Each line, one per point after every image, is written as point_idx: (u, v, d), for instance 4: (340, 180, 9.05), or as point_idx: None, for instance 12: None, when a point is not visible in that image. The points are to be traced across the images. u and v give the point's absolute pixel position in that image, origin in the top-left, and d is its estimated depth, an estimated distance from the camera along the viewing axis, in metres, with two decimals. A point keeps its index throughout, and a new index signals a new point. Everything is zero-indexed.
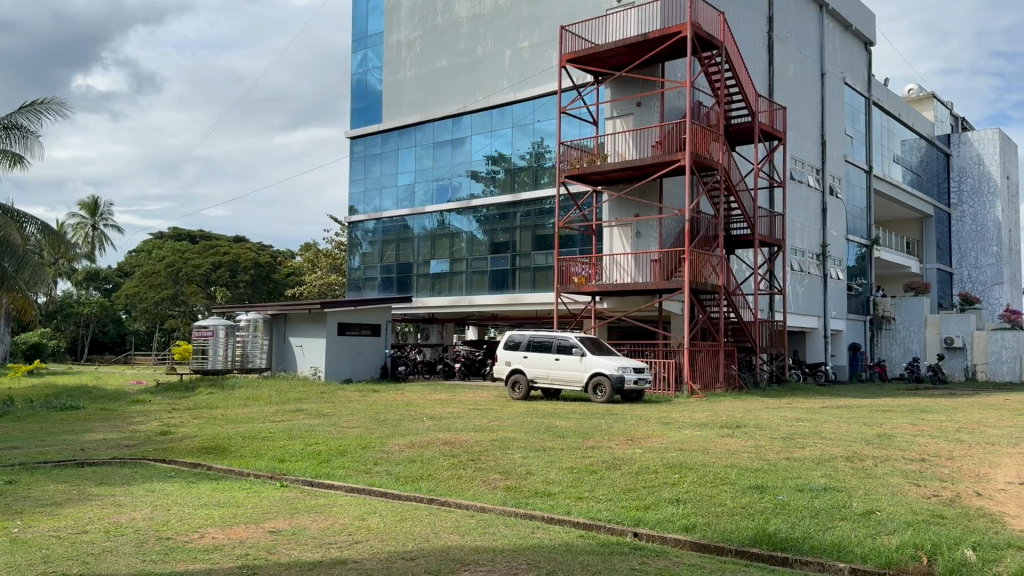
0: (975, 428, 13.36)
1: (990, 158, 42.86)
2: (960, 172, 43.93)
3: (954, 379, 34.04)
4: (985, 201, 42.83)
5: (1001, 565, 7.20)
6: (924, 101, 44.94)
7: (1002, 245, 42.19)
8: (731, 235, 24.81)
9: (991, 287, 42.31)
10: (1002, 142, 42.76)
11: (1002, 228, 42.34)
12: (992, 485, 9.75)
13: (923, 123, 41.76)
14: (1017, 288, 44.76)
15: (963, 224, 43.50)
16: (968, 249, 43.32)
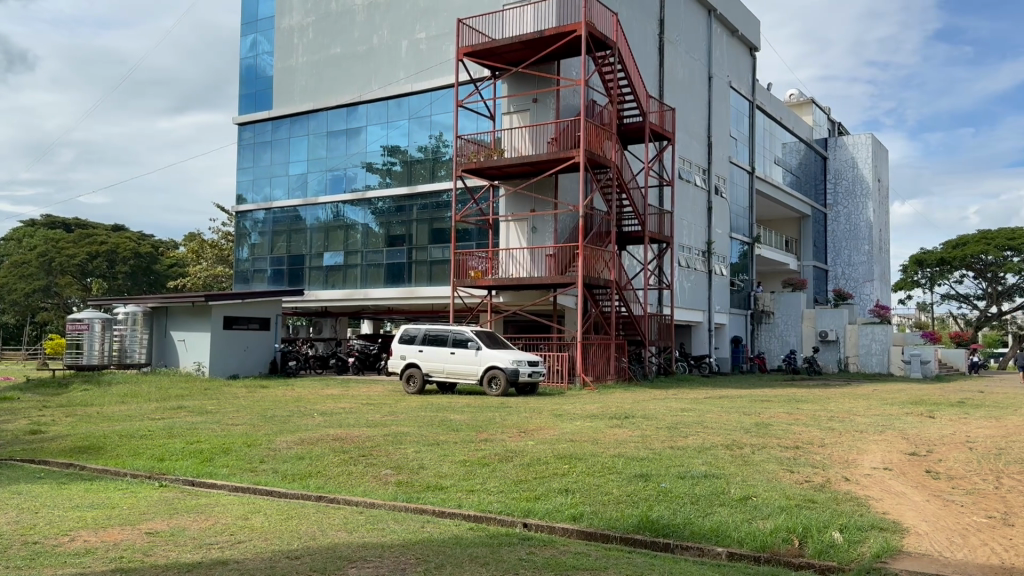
0: (845, 416, 14.22)
1: (863, 162, 45.61)
2: (836, 174, 46.55)
3: (828, 371, 36.21)
4: (858, 202, 45.59)
5: (864, 545, 7.70)
6: (804, 105, 47.32)
7: (872, 244, 45.01)
8: (622, 232, 25.44)
9: (863, 284, 45.18)
10: (873, 147, 45.59)
11: (873, 228, 45.17)
12: (859, 470, 10.41)
13: (802, 127, 43.98)
14: (885, 285, 47.89)
15: (838, 224, 46.15)
16: (842, 247, 46.01)
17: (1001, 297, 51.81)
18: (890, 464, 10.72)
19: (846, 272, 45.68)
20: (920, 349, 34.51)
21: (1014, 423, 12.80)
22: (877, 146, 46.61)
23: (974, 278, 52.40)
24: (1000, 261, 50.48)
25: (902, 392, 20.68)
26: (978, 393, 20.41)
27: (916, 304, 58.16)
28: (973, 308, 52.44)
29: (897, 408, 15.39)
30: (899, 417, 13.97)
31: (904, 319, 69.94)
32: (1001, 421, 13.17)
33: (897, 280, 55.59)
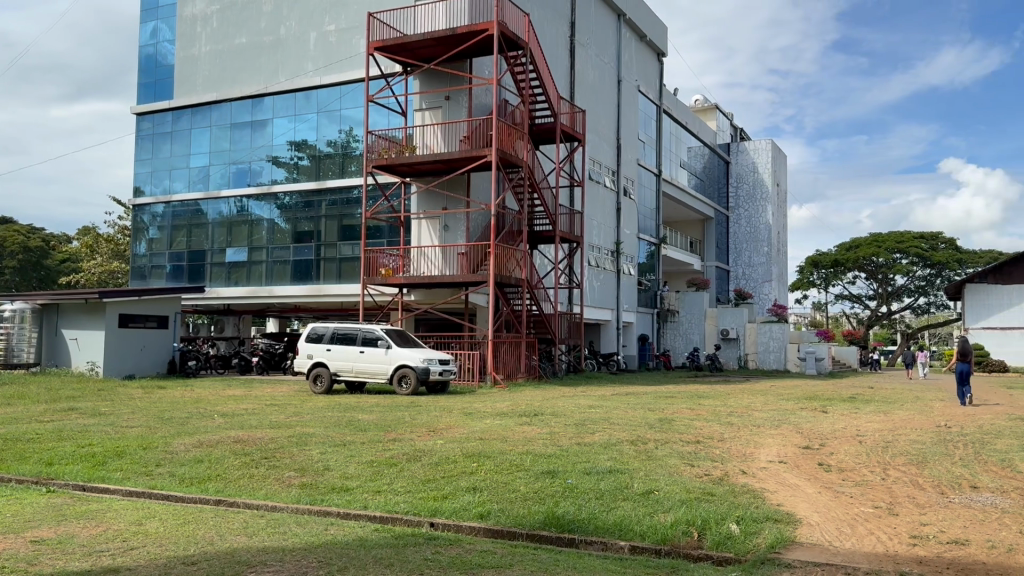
0: (743, 411, 14.77)
1: (763, 167, 47.47)
2: (738, 178, 48.28)
3: (729, 367, 37.35)
4: (758, 206, 47.43)
5: (759, 536, 8.00)
6: (708, 111, 48.87)
7: (771, 246, 46.89)
8: (533, 231, 25.64)
9: (762, 284, 47.01)
10: (773, 153, 47.52)
11: (772, 230, 47.05)
12: (756, 463, 10.82)
13: (706, 131, 45.40)
14: (782, 285, 49.98)
15: (739, 226, 47.86)
16: (743, 249, 47.76)
17: (889, 298, 54.90)
18: (785, 457, 11.18)
19: (746, 272, 47.45)
20: (814, 346, 36.31)
21: (898, 417, 13.58)
22: (776, 152, 48.58)
23: (865, 279, 55.28)
24: (889, 263, 53.46)
25: (799, 388, 21.68)
26: (868, 389, 21.61)
27: (811, 304, 60.91)
28: (864, 308, 55.34)
29: (792, 403, 16.10)
30: (794, 412, 14.61)
31: (799, 318, 73.20)
32: (887, 415, 13.93)
33: (794, 280, 57.99)
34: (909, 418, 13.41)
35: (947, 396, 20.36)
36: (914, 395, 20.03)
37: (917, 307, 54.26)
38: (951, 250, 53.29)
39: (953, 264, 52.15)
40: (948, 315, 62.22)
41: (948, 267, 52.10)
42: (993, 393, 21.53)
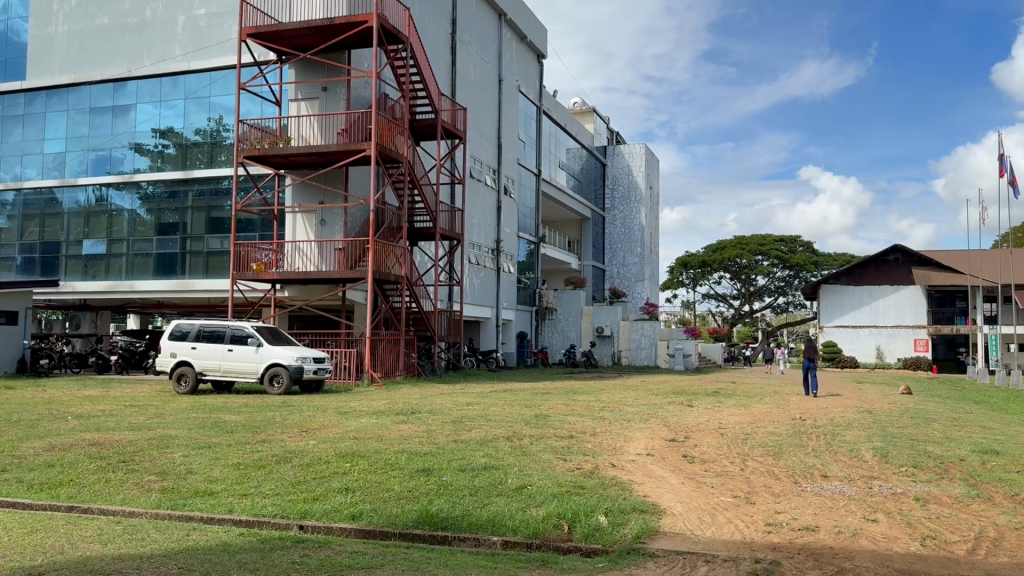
0: (615, 406, 15.22)
1: (637, 170, 49.12)
2: (614, 180, 49.71)
3: (603, 364, 38.57)
4: (632, 207, 49.00)
5: (626, 527, 8.26)
6: (586, 114, 50.09)
7: (644, 246, 48.56)
8: (413, 228, 25.45)
9: (635, 284, 48.61)
10: (646, 157, 49.26)
11: (645, 231, 48.73)
12: (625, 456, 11.17)
13: (583, 134, 46.48)
14: (654, 284, 51.88)
15: (614, 227, 49.30)
16: (617, 249, 49.21)
17: (752, 297, 58.08)
18: (652, 449, 11.60)
19: (620, 272, 48.94)
20: (682, 342, 37.96)
21: (758, 410, 14.36)
22: (650, 156, 50.35)
23: (730, 280, 58.20)
24: (752, 264, 56.54)
25: (667, 383, 22.59)
26: (731, 384, 22.78)
27: (681, 303, 63.53)
28: (729, 307, 58.29)
29: (662, 398, 16.74)
30: (662, 407, 15.18)
31: (670, 316, 76.28)
32: (747, 408, 14.72)
33: (665, 280, 60.20)
34: (767, 411, 14.21)
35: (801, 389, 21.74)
36: (771, 389, 21.26)
37: (777, 306, 57.68)
38: (808, 252, 56.95)
39: (809, 266, 55.77)
40: (804, 314, 66.48)
41: (804, 269, 55.67)
42: (842, 387, 23.15)
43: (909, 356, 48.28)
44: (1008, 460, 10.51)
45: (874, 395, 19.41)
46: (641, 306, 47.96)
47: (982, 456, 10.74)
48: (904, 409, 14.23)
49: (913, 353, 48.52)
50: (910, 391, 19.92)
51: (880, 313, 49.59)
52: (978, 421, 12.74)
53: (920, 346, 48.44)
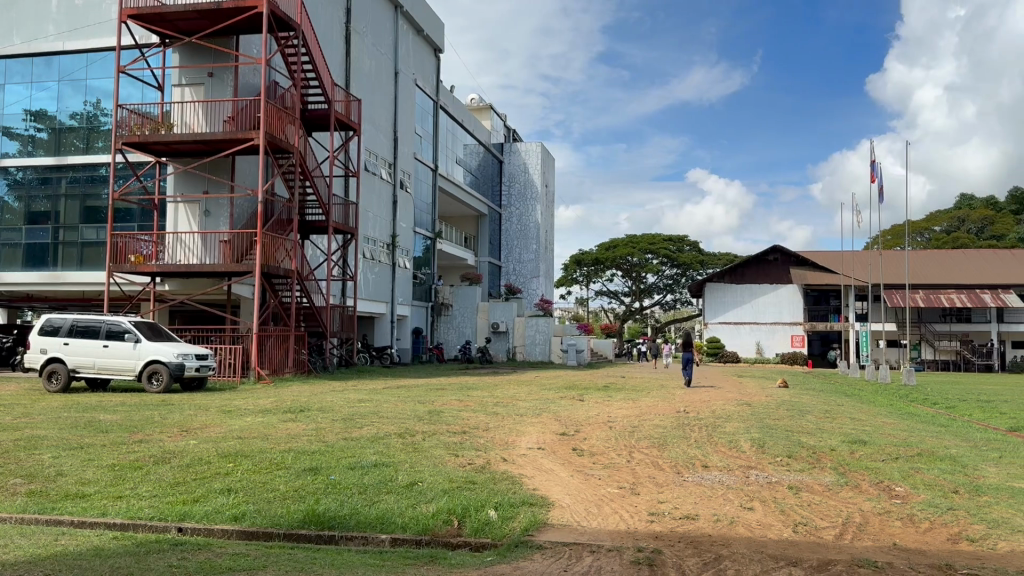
0: (508, 402, 15.34)
1: (533, 168, 49.66)
2: (510, 177, 50.06)
3: (498, 359, 38.78)
4: (528, 204, 49.50)
5: (516, 520, 8.34)
6: (483, 110, 50.24)
7: (539, 244, 49.16)
8: (305, 221, 24.85)
9: (531, 280, 49.19)
10: (542, 156, 49.89)
11: (541, 228, 49.34)
12: (516, 451, 11.27)
13: (481, 130, 46.58)
14: (549, 281, 52.61)
15: (510, 224, 49.67)
16: (514, 246, 49.60)
17: (642, 294, 59.80)
18: (543, 443, 11.76)
19: (516, 268, 49.36)
20: (575, 338, 38.70)
21: (645, 404, 14.79)
22: (546, 154, 50.98)
23: (622, 277, 59.70)
24: (642, 262, 58.22)
25: (561, 378, 22.88)
26: (620, 378, 23.36)
27: (574, 299, 64.66)
28: (620, 303, 59.81)
29: (554, 393, 17.01)
30: (554, 401, 15.40)
31: (564, 312, 77.55)
32: (634, 402, 15.13)
33: (559, 277, 61.10)
34: (653, 404, 14.66)
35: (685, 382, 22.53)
36: (659, 383, 21.96)
37: (665, 303, 59.61)
38: (695, 252, 59.11)
39: (696, 264, 57.87)
40: (691, 311, 69.04)
41: (691, 267, 57.77)
42: (726, 381, 24.16)
43: (786, 351, 50.90)
44: (873, 449, 11.22)
45: (754, 388, 20.39)
46: (536, 303, 48.56)
47: (850, 445, 11.41)
48: (780, 402, 14.98)
49: (790, 348, 51.17)
50: (788, 384, 20.97)
51: (760, 310, 52.00)
52: (847, 413, 13.55)
53: (797, 342, 51.09)
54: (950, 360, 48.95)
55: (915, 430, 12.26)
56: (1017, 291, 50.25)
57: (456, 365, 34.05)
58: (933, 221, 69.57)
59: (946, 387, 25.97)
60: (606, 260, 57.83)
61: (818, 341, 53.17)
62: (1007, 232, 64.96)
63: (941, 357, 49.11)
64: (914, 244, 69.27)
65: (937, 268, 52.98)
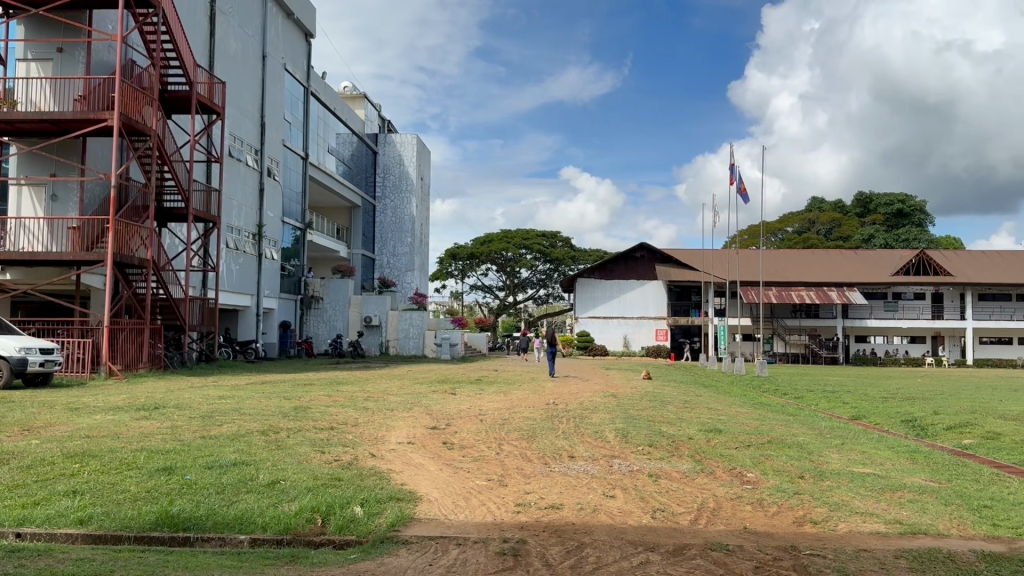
0: (378, 396, 15.13)
1: (408, 160, 49.20)
2: (385, 169, 49.39)
3: (370, 354, 38.25)
4: (403, 197, 49.00)
5: (382, 516, 8.24)
6: (357, 99, 49.31)
7: (414, 237, 48.83)
8: (162, 208, 23.57)
9: (404, 274, 48.83)
10: (418, 148, 49.55)
11: (415, 222, 48.98)
12: (385, 446, 11.13)
13: (354, 120, 45.67)
14: (423, 275, 52.36)
15: (385, 216, 49.04)
16: (387, 239, 49.02)
17: (516, 289, 60.59)
18: (413, 438, 11.68)
19: (390, 261, 48.80)
20: (449, 332, 38.79)
21: (516, 396, 14.97)
22: (421, 147, 50.62)
23: (496, 271, 60.25)
24: (517, 257, 58.96)
25: (434, 372, 22.86)
26: (492, 371, 23.61)
27: (450, 293, 64.67)
28: (494, 297, 60.37)
29: (426, 386, 16.93)
30: (425, 395, 15.31)
31: (439, 306, 77.43)
32: (505, 395, 15.30)
33: (434, 271, 60.85)
34: (524, 397, 14.87)
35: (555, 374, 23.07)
36: (529, 375, 22.39)
37: (538, 298, 60.67)
38: (567, 248, 60.52)
39: (568, 260, 59.23)
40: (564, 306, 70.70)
41: (563, 263, 59.07)
42: (594, 373, 24.91)
43: (650, 344, 52.95)
44: (728, 437, 11.82)
45: (620, 379, 21.11)
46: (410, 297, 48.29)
47: (707, 434, 11.98)
48: (644, 393, 15.55)
49: (655, 341, 53.28)
50: (652, 376, 21.84)
51: (627, 304, 53.89)
52: (704, 403, 14.25)
53: (660, 336, 53.24)
54: (799, 353, 52.76)
55: (766, 419, 13.02)
56: (860, 289, 54.36)
57: (327, 359, 33.33)
58: (787, 221, 74.18)
59: (794, 377, 27.83)
60: (481, 254, 58.11)
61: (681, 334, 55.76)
62: (851, 234, 70.20)
63: (791, 350, 52.85)
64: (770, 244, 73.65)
65: (791, 267, 56.55)
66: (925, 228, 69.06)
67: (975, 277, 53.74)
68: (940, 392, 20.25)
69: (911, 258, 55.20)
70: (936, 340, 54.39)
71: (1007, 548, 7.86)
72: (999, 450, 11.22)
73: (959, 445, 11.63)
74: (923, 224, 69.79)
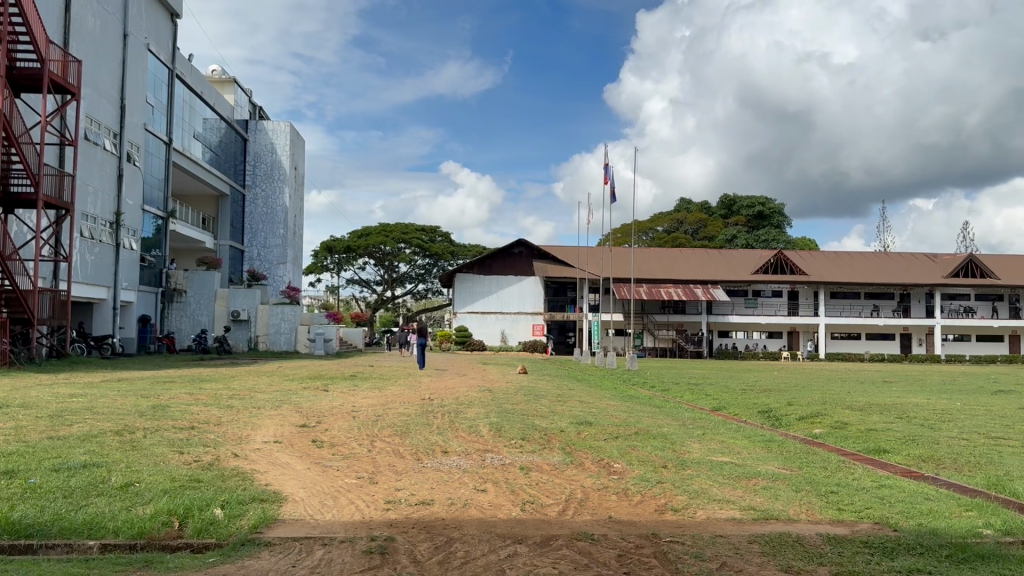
0: (245, 394, 14.61)
1: (280, 149, 47.75)
2: (255, 157, 47.73)
3: (238, 350, 36.87)
4: (275, 186, 47.50)
5: (244, 518, 7.97)
6: (225, 84, 47.42)
7: (287, 229, 47.46)
8: (7, 192, 21.86)
9: (276, 266, 47.40)
10: (291, 137, 48.19)
11: (288, 212, 47.62)
12: (250, 445, 10.78)
13: (223, 105, 43.85)
14: (297, 268, 51.05)
15: (256, 206, 47.42)
16: (258, 230, 47.44)
17: (394, 283, 60.11)
18: (281, 436, 11.36)
19: (261, 253, 47.28)
20: (323, 328, 38.24)
21: (390, 392, 14.81)
22: (294, 136, 49.23)
23: (374, 265, 59.51)
24: (395, 251, 58.41)
25: (306, 368, 22.33)
26: (365, 367, 23.32)
27: (326, 287, 63.31)
28: (372, 292, 59.63)
29: (297, 383, 16.54)
30: (295, 392, 14.92)
31: (313, 300, 75.59)
32: (380, 391, 15.11)
33: (309, 264, 59.28)
34: (399, 393, 14.74)
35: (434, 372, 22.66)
36: (404, 371, 22.24)
37: (417, 292, 60.41)
38: (446, 243, 60.66)
39: (447, 255, 59.37)
40: (445, 300, 70.66)
41: (442, 258, 59.10)
42: (470, 367, 25.09)
43: (528, 339, 53.71)
44: (598, 429, 12.16)
45: (496, 374, 21.29)
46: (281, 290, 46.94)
47: (578, 426, 12.28)
48: (518, 387, 15.75)
49: (531, 336, 54.00)
50: (527, 370, 22.17)
51: (505, 300, 54.36)
52: (576, 397, 14.59)
53: (537, 330, 54.05)
54: (667, 347, 55.17)
55: (634, 411, 13.48)
56: (724, 286, 57.21)
57: (192, 355, 31.95)
58: (657, 221, 77.00)
59: (662, 370, 29.02)
60: (359, 248, 57.14)
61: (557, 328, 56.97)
62: (716, 233, 73.71)
63: (660, 345, 55.13)
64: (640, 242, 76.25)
65: (662, 265, 58.83)
66: (782, 230, 73.39)
67: (827, 276, 57.58)
68: (792, 385, 21.60)
69: (771, 258, 58.41)
70: (792, 335, 57.92)
71: (849, 530, 8.48)
72: (845, 439, 12.07)
73: (810, 434, 12.43)
74: (781, 226, 74.14)
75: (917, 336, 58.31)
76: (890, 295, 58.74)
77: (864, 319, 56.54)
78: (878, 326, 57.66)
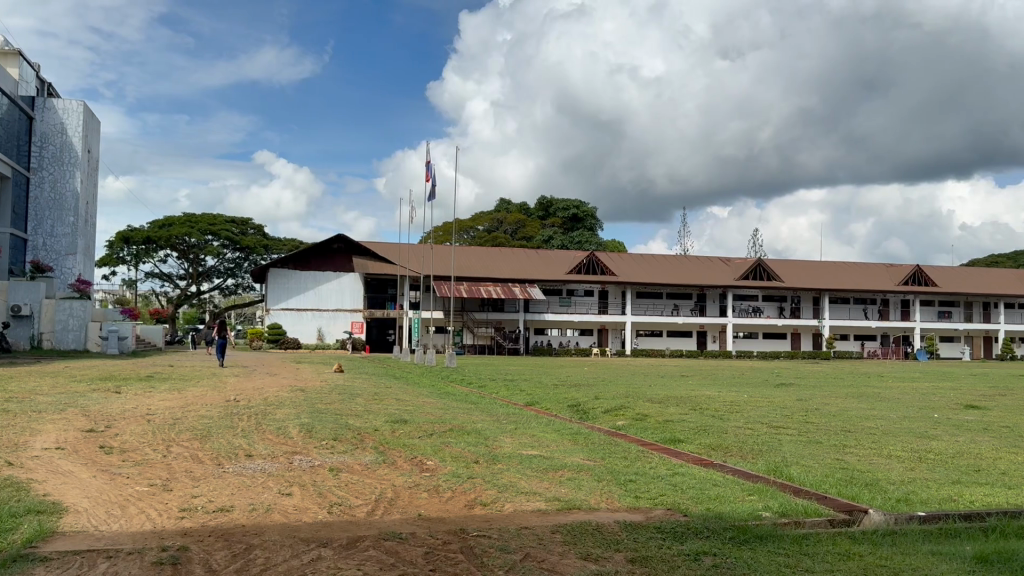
0: (24, 396, 13.30)
1: (73, 130, 43.83)
2: (42, 138, 43.39)
3: (19, 348, 33.23)
4: (65, 171, 43.57)
5: (17, 533, 7.24)
6: (9, 55, 42.45)
7: (77, 217, 43.77)
8: None
9: (64, 258, 43.49)
10: (84, 117, 44.41)
11: (79, 199, 44.01)
12: (27, 453, 9.81)
13: (6, 79, 39.50)
14: (89, 259, 47.09)
15: (41, 191, 43.23)
16: (44, 217, 43.33)
17: (199, 278, 57.18)
18: (64, 443, 10.43)
19: (47, 243, 43.21)
20: (116, 325, 36.70)
21: (191, 394, 14.04)
22: (89, 117, 45.36)
23: (177, 258, 56.30)
24: (201, 244, 55.57)
25: (97, 368, 20.81)
26: (166, 366, 22.03)
27: (123, 281, 58.99)
28: (174, 287, 56.41)
29: (84, 384, 15.27)
30: (83, 395, 13.77)
31: (107, 294, 70.03)
32: (181, 392, 14.29)
33: (104, 255, 54.83)
34: (202, 394, 14.02)
35: (242, 372, 21.39)
36: (211, 371, 21.13)
37: (225, 288, 57.84)
38: (257, 236, 58.71)
39: (258, 248, 57.35)
40: (256, 297, 67.83)
41: (254, 251, 57.12)
42: (281, 366, 24.31)
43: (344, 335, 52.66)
44: (412, 427, 12.16)
45: (309, 373, 20.78)
46: (69, 284, 43.15)
47: (392, 425, 12.23)
48: (332, 386, 15.42)
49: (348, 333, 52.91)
50: (343, 369, 21.79)
51: (322, 295, 53.25)
52: (393, 395, 14.51)
53: (356, 327, 53.18)
54: (486, 344, 56.16)
55: (449, 408, 13.60)
56: (540, 285, 59.09)
57: None
58: (478, 220, 78.06)
59: (480, 368, 29.62)
60: (160, 239, 53.68)
61: (376, 326, 56.59)
62: (534, 234, 76.07)
63: (479, 342, 55.93)
64: (462, 241, 76.96)
65: (484, 263, 59.92)
66: (595, 232, 77.15)
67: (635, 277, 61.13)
68: (600, 380, 22.73)
69: (583, 258, 61.00)
70: (601, 333, 61.02)
71: (644, 517, 9.03)
72: (645, 430, 12.84)
73: (613, 426, 13.13)
74: (593, 228, 77.82)
75: (712, 333, 63.10)
76: (688, 295, 63.29)
77: (666, 318, 60.55)
78: (678, 325, 61.97)
